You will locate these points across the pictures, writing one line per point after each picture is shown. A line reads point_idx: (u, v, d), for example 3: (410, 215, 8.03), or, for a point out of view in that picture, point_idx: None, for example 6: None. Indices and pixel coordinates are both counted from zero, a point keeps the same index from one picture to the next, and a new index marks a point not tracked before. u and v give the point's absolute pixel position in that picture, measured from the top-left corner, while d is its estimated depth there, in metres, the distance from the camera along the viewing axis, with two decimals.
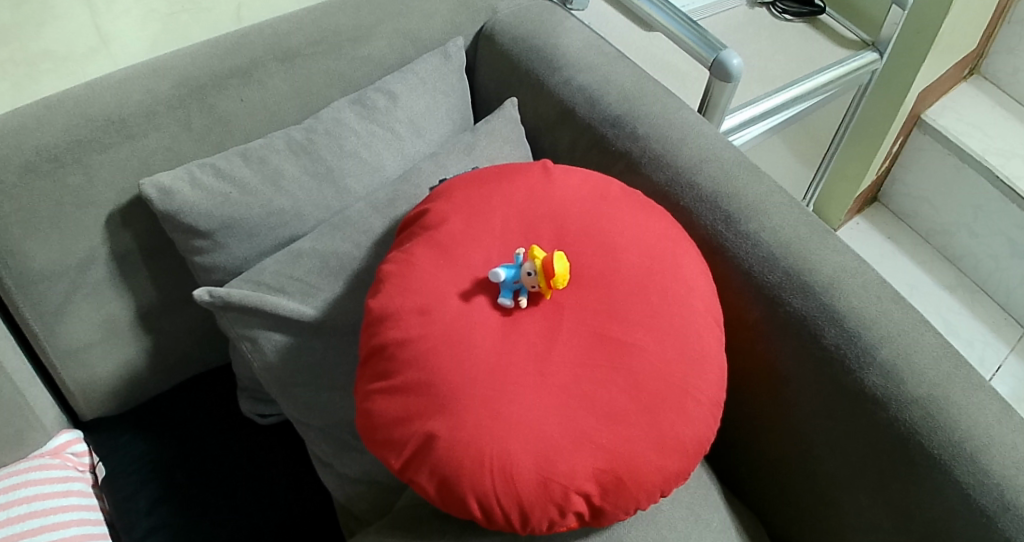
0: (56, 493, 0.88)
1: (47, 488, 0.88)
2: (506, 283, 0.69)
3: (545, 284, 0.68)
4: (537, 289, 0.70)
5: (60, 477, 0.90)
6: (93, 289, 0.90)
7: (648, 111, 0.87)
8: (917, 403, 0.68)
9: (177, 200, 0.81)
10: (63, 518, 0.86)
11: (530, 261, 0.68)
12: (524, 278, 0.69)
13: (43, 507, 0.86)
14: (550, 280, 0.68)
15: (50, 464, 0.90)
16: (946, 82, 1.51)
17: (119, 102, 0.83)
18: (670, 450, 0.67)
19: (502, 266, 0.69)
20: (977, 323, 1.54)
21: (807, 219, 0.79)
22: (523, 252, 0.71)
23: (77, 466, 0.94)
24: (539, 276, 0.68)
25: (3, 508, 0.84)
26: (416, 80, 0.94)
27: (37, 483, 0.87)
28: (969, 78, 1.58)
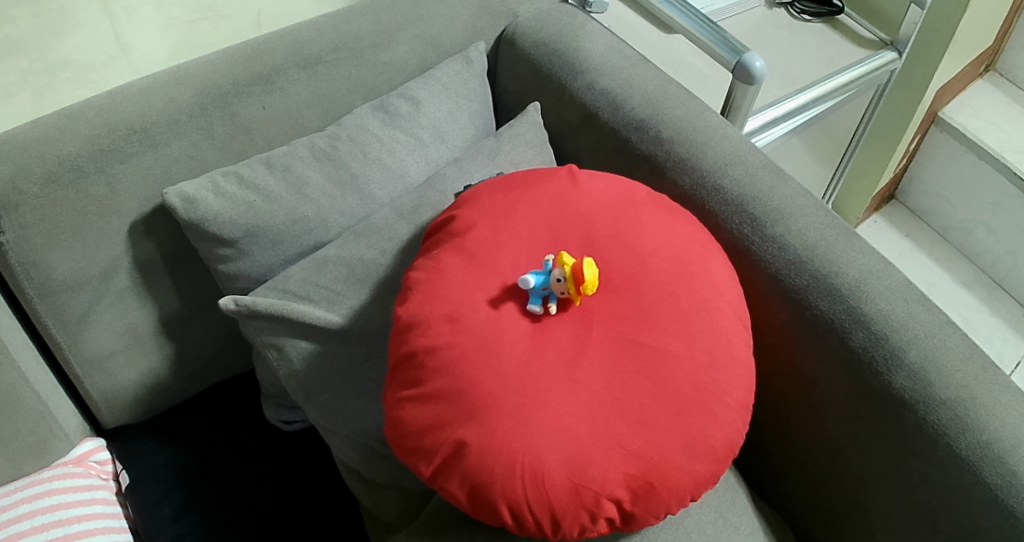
0: (80, 502, 0.88)
1: (71, 496, 0.88)
2: (536, 289, 0.69)
3: (575, 290, 0.68)
4: (566, 295, 0.69)
5: (83, 485, 0.90)
6: (116, 298, 0.90)
7: (671, 114, 0.87)
8: (944, 405, 0.67)
9: (201, 209, 0.82)
10: (87, 526, 0.86)
11: (560, 268, 0.68)
12: (554, 285, 0.68)
13: (67, 516, 0.86)
14: (579, 285, 0.67)
15: (73, 473, 0.90)
16: (962, 79, 1.50)
17: (141, 111, 0.83)
18: (700, 455, 0.67)
19: (531, 273, 0.69)
20: (996, 320, 1.53)
21: (833, 221, 0.78)
22: (552, 259, 0.71)
23: (100, 474, 0.94)
24: (568, 282, 0.68)
25: (28, 516, 0.84)
26: (438, 85, 0.94)
27: (60, 491, 0.87)
28: (984, 75, 1.57)
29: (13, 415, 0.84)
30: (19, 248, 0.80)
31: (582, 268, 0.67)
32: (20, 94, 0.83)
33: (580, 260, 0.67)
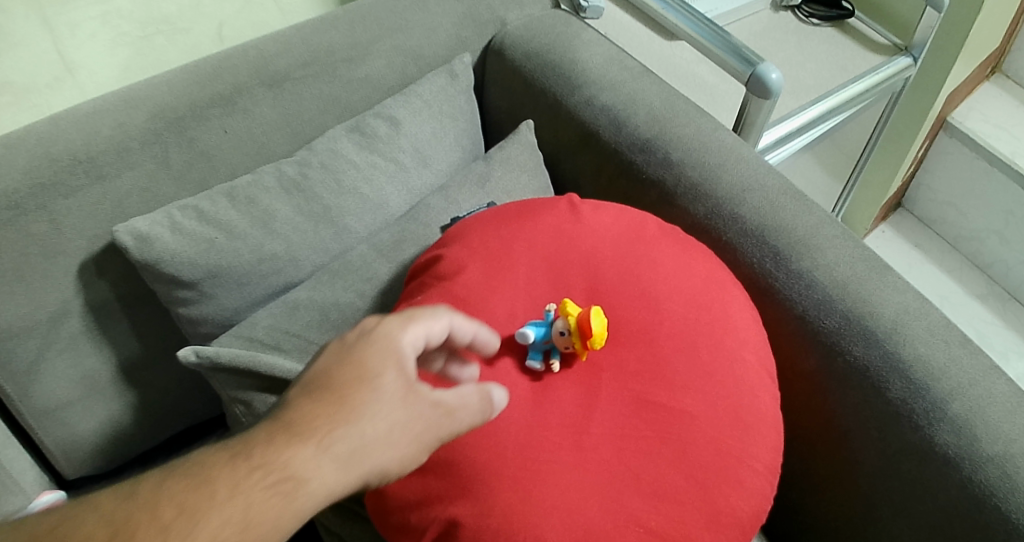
0: None
1: None
2: (536, 343, 0.61)
3: (581, 345, 0.60)
4: (571, 350, 0.61)
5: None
6: (68, 345, 0.81)
7: (680, 134, 0.79)
8: (992, 462, 0.59)
9: (157, 248, 0.72)
10: None
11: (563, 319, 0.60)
12: (557, 338, 0.60)
13: None
14: (585, 340, 0.59)
15: None
16: (970, 82, 1.42)
17: (87, 139, 0.74)
18: (722, 528, 0.58)
19: (531, 325, 0.61)
20: (1011, 333, 1.46)
21: (864, 253, 0.70)
22: (555, 307, 0.62)
23: None
24: (573, 335, 0.59)
25: None
26: (419, 102, 0.85)
27: None
28: (990, 76, 1.50)
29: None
30: None
31: (588, 320, 0.58)
32: None
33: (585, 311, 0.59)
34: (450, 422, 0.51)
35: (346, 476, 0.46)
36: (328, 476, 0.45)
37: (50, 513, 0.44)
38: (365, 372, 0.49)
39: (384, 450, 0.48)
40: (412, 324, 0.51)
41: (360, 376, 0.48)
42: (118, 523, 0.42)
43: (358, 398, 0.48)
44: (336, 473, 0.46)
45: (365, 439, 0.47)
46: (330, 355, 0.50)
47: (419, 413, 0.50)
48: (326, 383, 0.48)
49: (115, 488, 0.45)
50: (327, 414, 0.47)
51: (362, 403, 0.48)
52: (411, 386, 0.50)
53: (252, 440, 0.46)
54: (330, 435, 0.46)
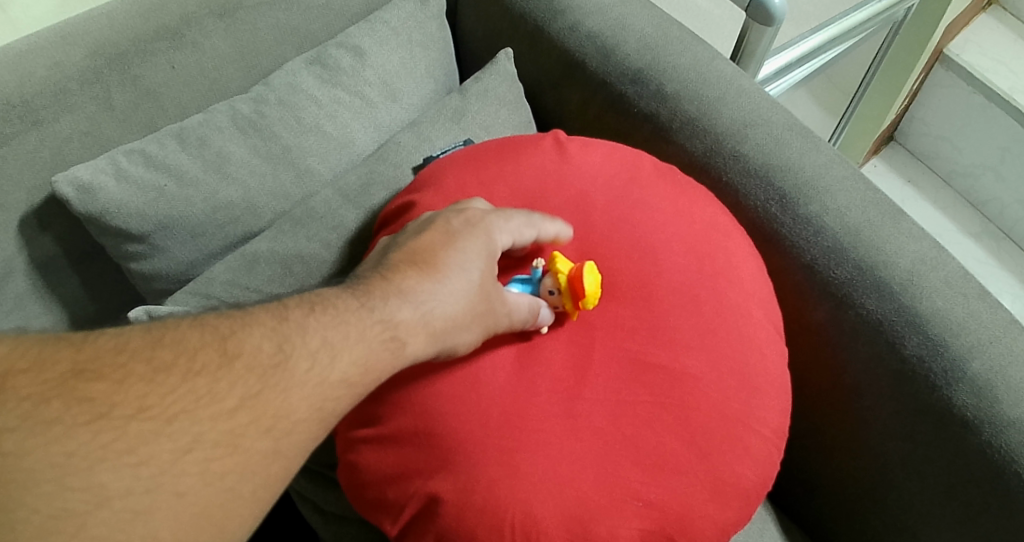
0: None
1: None
2: None
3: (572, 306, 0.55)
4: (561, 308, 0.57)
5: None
6: (14, 305, 0.74)
7: (675, 63, 0.71)
8: (1015, 427, 0.54)
9: (101, 199, 0.66)
10: None
11: (552, 278, 0.55)
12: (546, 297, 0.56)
13: None
14: (576, 301, 0.54)
15: None
16: (970, 11, 1.34)
17: (20, 80, 0.65)
18: (726, 498, 0.54)
19: (516, 283, 0.56)
20: (1005, 273, 1.42)
21: (876, 196, 0.64)
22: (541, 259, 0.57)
23: None
24: (563, 296, 0.55)
25: None
26: (388, 31, 0.77)
27: None
28: (987, 8, 1.41)
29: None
30: None
31: (579, 281, 0.53)
32: None
33: (575, 270, 0.54)
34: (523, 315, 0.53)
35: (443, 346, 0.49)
36: (429, 341, 0.48)
37: (173, 324, 0.42)
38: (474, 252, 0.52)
39: (474, 328, 0.51)
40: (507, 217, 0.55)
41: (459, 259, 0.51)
42: (253, 351, 0.42)
43: (468, 274, 0.51)
44: (426, 345, 0.48)
45: (470, 310, 0.50)
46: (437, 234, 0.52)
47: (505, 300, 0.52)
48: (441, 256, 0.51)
49: (234, 313, 0.44)
50: (435, 281, 0.49)
51: (469, 280, 0.51)
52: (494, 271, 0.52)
53: (369, 294, 0.47)
54: (440, 304, 0.49)
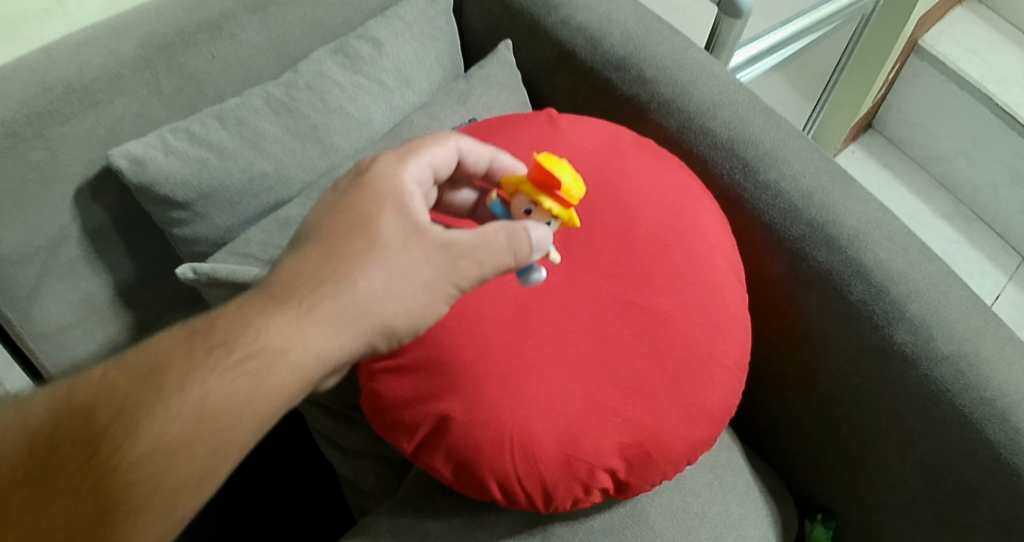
0: None
1: None
2: None
3: (556, 202, 0.60)
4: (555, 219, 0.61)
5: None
6: (67, 269, 0.84)
7: (654, 51, 0.81)
8: (948, 360, 0.64)
9: (151, 170, 0.75)
10: None
11: (521, 195, 0.61)
12: (532, 214, 0.61)
13: None
14: (552, 189, 0.59)
15: None
16: (943, 6, 1.44)
17: (78, 68, 0.75)
18: (695, 419, 0.64)
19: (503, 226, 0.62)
20: (976, 252, 1.51)
21: (829, 165, 0.74)
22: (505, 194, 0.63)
23: None
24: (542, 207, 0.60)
25: None
26: (402, 25, 0.87)
27: None
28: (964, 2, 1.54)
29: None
30: None
31: (537, 170, 0.60)
32: None
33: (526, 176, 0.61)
34: (473, 253, 0.56)
35: (364, 331, 0.53)
36: (342, 336, 0.52)
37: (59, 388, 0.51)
38: (376, 235, 0.55)
39: (401, 304, 0.54)
40: (410, 160, 0.59)
41: (353, 227, 0.55)
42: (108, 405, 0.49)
43: (372, 260, 0.54)
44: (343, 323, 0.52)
45: (378, 295, 0.54)
46: (337, 220, 0.56)
47: (440, 258, 0.55)
48: (334, 254, 0.54)
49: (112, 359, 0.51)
50: (342, 273, 0.53)
51: (371, 266, 0.54)
52: (410, 230, 0.56)
53: (294, 299, 0.52)
54: (337, 302, 0.53)
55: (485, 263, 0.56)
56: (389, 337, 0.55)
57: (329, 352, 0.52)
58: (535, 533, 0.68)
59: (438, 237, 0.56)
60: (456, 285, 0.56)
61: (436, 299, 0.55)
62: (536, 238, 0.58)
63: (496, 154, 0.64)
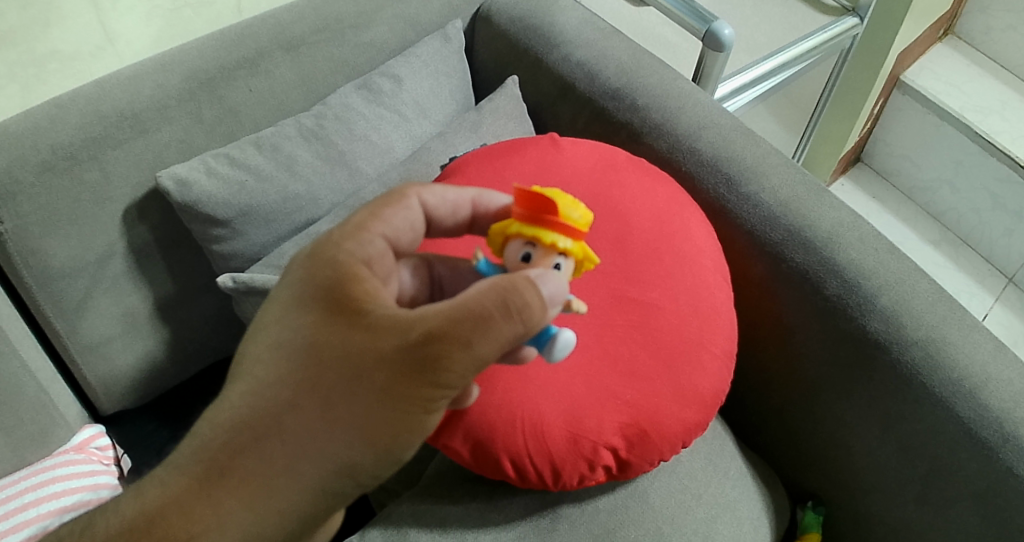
0: (82, 488, 0.86)
1: (74, 483, 0.86)
2: None
3: (562, 235, 0.50)
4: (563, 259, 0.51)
5: (87, 472, 0.88)
6: (112, 284, 0.91)
7: (645, 82, 0.90)
8: (916, 345, 0.71)
9: (195, 190, 0.83)
10: (54, 490, 0.84)
11: (515, 239, 0.51)
12: (534, 258, 0.50)
13: (48, 493, 0.84)
14: (552, 219, 0.50)
15: (75, 460, 0.88)
16: (924, 43, 1.53)
17: (131, 98, 0.84)
18: (689, 401, 0.71)
19: None
20: (963, 274, 1.59)
21: (804, 179, 0.83)
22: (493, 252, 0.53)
23: (101, 460, 0.91)
24: (541, 248, 0.50)
25: (15, 481, 0.83)
26: (419, 62, 0.97)
27: (64, 480, 0.86)
28: (944, 38, 1.61)
29: (17, 405, 0.84)
30: (17, 239, 0.81)
31: (524, 204, 0.51)
32: (7, 86, 0.83)
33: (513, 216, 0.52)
34: (456, 333, 0.44)
35: (327, 470, 0.47)
36: (315, 463, 0.47)
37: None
38: (319, 357, 0.47)
39: (383, 417, 0.46)
40: (347, 240, 0.49)
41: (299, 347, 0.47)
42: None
43: (312, 393, 0.47)
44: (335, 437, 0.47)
45: (330, 429, 0.46)
46: (265, 350, 0.48)
47: (407, 360, 0.45)
48: (263, 401, 0.47)
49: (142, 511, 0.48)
50: (308, 391, 0.47)
51: (312, 401, 0.47)
52: (356, 325, 0.46)
53: (282, 427, 0.47)
54: (283, 450, 0.47)
55: (471, 351, 0.44)
56: (369, 463, 0.47)
57: (299, 495, 0.47)
58: (545, 515, 0.73)
59: (399, 332, 0.45)
60: (441, 385, 0.45)
61: (412, 412, 0.46)
62: (550, 293, 0.46)
63: (479, 196, 0.56)
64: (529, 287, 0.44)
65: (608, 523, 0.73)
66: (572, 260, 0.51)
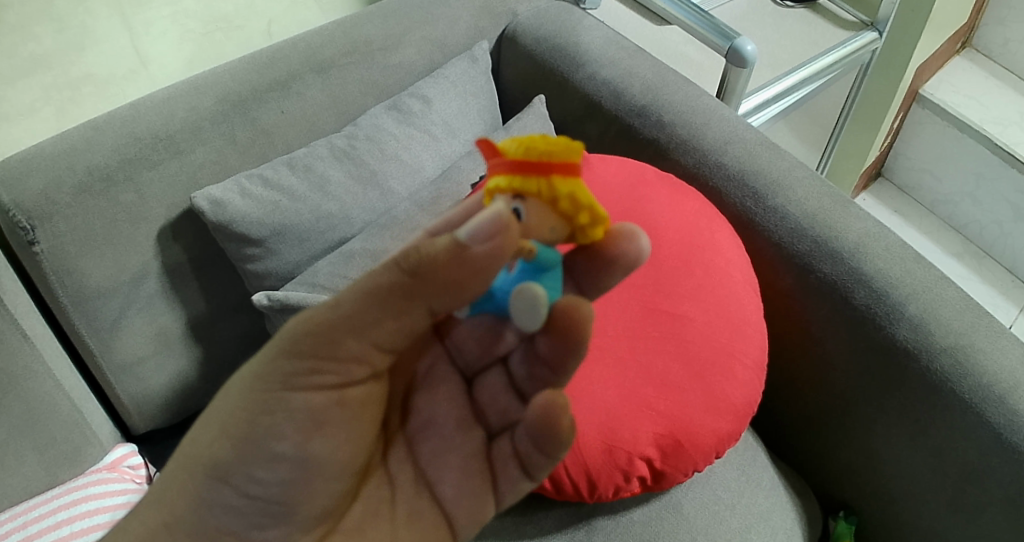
0: (116, 506, 0.84)
1: (108, 501, 0.84)
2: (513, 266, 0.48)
3: (519, 181, 0.46)
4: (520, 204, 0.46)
5: (120, 491, 0.85)
6: (146, 303, 0.90)
7: (670, 99, 0.92)
8: (946, 352, 0.72)
9: (229, 210, 0.85)
10: (88, 508, 0.82)
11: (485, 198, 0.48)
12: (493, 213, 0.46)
13: (83, 509, 0.82)
14: (510, 166, 0.47)
15: (108, 479, 0.86)
16: (942, 56, 1.54)
17: (165, 120, 0.87)
18: (721, 412, 0.72)
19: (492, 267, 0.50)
20: (987, 287, 1.58)
21: (830, 191, 0.84)
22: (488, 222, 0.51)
23: (134, 479, 0.89)
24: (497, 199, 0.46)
25: (47, 499, 0.81)
26: (448, 84, 0.99)
27: (97, 498, 0.83)
28: (961, 51, 1.63)
29: (48, 424, 0.82)
30: (53, 258, 0.82)
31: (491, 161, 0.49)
32: (43, 109, 0.87)
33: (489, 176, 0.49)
34: (331, 303, 0.48)
35: (252, 453, 0.51)
36: (221, 464, 0.52)
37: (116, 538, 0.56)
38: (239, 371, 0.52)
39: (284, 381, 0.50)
40: None
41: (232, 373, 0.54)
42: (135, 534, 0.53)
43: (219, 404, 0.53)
44: (251, 417, 0.51)
45: (248, 419, 0.51)
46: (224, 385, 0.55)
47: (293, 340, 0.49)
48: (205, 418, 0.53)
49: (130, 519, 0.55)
50: (229, 396, 0.52)
51: (228, 403, 0.52)
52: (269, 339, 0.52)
53: (211, 427, 0.52)
54: (213, 450, 0.52)
55: (355, 322, 0.47)
56: (259, 454, 0.51)
57: (242, 489, 0.52)
58: (581, 527, 0.74)
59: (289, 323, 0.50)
60: (303, 358, 0.49)
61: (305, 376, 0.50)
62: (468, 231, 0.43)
63: None
64: (454, 245, 0.43)
65: (643, 533, 0.73)
66: (540, 204, 0.46)
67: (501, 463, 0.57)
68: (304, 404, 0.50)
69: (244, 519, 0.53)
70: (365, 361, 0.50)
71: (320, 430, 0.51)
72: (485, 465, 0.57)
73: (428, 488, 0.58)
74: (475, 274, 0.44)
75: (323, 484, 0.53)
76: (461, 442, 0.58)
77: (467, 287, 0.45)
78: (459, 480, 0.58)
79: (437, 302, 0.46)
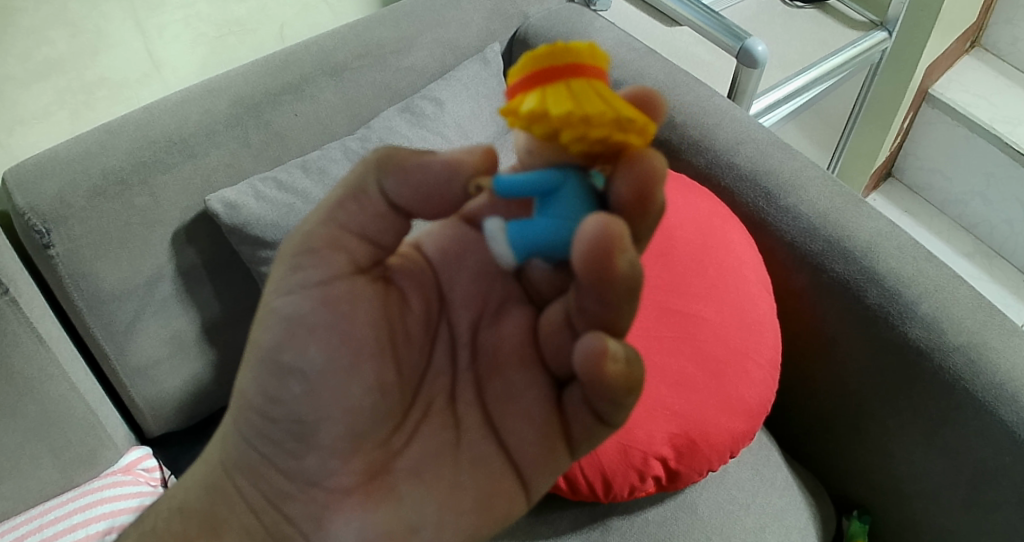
0: (133, 508, 0.84)
1: (123, 503, 0.84)
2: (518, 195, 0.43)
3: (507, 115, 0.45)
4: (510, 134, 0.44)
5: (135, 493, 0.86)
6: (161, 306, 0.90)
7: (683, 100, 0.92)
8: (959, 351, 0.72)
9: (243, 213, 0.85)
10: (104, 511, 0.83)
11: None
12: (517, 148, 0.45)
13: (99, 512, 0.82)
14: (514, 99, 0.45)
15: (123, 481, 0.86)
16: (951, 56, 1.54)
17: (179, 124, 0.87)
18: (735, 411, 0.72)
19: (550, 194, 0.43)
20: (999, 287, 1.57)
21: (842, 190, 0.84)
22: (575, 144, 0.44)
23: (150, 481, 0.89)
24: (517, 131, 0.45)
25: (63, 503, 0.82)
26: (459, 86, 0.99)
27: (112, 501, 0.84)
28: (971, 51, 1.62)
29: (62, 427, 0.83)
30: (68, 261, 0.82)
31: None
32: (58, 113, 0.88)
33: None
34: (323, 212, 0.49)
35: (274, 375, 0.49)
36: (244, 394, 0.51)
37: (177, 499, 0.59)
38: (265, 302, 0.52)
39: (291, 291, 0.49)
40: None
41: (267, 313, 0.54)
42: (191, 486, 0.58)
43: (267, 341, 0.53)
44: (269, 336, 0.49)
45: (269, 337, 0.50)
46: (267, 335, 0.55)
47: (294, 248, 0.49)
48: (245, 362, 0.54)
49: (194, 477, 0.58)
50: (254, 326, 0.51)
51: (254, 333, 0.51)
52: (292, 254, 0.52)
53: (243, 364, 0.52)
54: (244, 384, 0.51)
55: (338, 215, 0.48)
56: (271, 370, 0.50)
57: (272, 415, 0.50)
58: (596, 527, 0.74)
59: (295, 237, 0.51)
60: (287, 260, 0.49)
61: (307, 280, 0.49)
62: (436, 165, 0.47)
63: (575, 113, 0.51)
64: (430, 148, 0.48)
65: (658, 533, 0.74)
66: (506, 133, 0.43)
67: (575, 416, 0.51)
68: (294, 307, 0.49)
69: (279, 447, 0.52)
70: (351, 253, 0.49)
71: (316, 334, 0.49)
72: (556, 415, 0.51)
73: (493, 433, 0.53)
74: (421, 189, 0.47)
75: (335, 400, 0.49)
76: (527, 384, 0.51)
77: (425, 200, 0.48)
78: (521, 425, 0.52)
79: (418, 212, 0.48)
